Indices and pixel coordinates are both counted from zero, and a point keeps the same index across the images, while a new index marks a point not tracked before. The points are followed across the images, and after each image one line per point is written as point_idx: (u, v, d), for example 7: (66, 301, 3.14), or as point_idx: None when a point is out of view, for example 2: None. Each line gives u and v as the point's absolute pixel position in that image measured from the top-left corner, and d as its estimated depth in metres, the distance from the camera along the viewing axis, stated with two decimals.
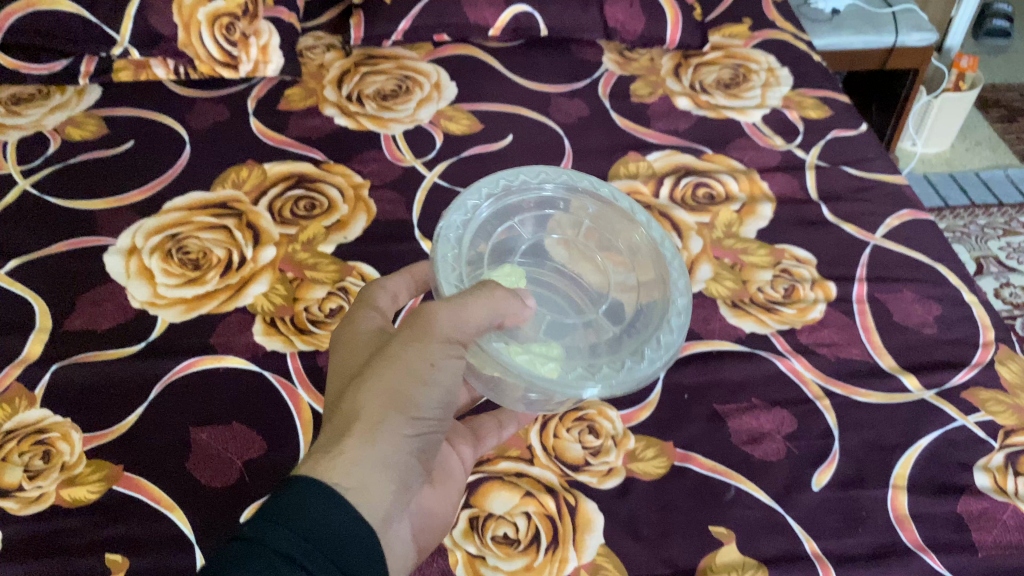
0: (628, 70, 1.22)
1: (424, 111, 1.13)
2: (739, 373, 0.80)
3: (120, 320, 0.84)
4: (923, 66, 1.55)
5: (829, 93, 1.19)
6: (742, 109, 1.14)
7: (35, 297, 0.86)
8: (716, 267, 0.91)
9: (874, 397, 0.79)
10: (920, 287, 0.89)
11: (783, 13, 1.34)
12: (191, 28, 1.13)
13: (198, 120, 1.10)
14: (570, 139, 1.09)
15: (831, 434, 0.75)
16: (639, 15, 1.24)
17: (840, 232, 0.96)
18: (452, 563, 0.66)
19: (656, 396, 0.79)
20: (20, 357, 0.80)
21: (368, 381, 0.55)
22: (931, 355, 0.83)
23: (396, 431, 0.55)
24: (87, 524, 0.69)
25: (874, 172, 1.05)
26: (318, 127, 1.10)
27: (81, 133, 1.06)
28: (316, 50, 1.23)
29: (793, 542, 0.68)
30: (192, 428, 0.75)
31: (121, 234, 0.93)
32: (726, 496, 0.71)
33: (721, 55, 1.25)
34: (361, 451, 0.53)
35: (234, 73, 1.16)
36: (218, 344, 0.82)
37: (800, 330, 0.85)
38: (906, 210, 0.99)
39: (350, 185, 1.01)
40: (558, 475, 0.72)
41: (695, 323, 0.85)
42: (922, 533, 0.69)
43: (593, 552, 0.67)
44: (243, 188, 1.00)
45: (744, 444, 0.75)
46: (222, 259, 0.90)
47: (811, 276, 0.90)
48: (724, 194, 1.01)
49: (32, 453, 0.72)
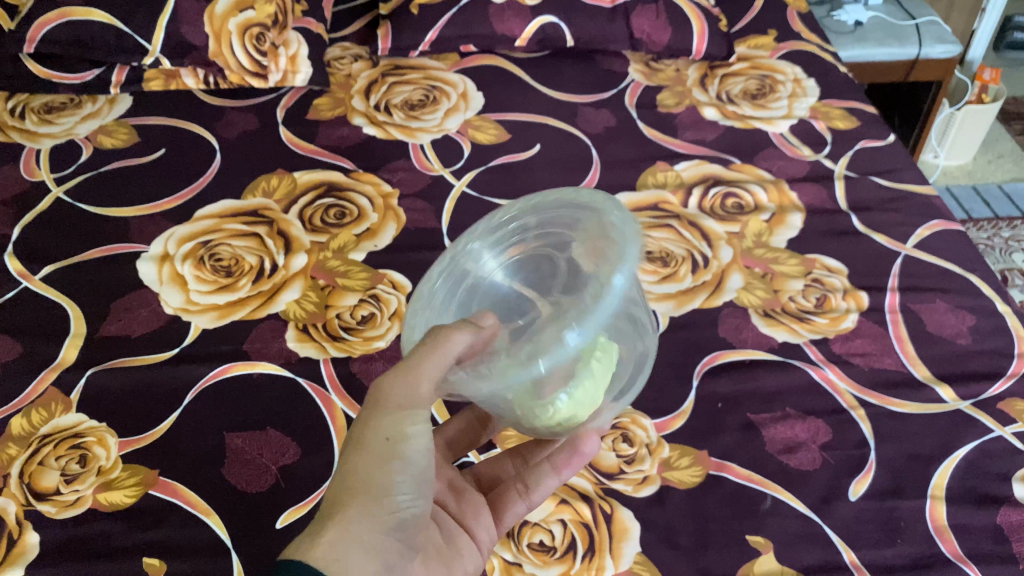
0: (653, 81, 1.22)
1: (451, 121, 1.13)
2: (773, 383, 0.80)
3: (154, 326, 0.85)
4: (946, 78, 1.55)
5: (856, 104, 1.18)
6: (769, 119, 1.14)
7: (70, 302, 0.87)
8: (747, 277, 0.91)
9: (908, 407, 0.78)
10: (953, 297, 0.89)
11: (809, 24, 1.34)
12: (222, 38, 1.14)
13: (228, 129, 1.10)
14: (597, 149, 1.09)
15: (867, 444, 0.75)
16: (664, 26, 1.25)
17: (871, 242, 0.96)
18: (489, 570, 0.67)
19: (690, 404, 0.79)
20: (55, 362, 0.81)
21: (342, 476, 0.53)
22: (966, 366, 0.82)
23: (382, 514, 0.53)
24: (124, 528, 0.69)
25: (903, 182, 1.05)
26: (347, 137, 1.10)
27: (113, 142, 1.08)
28: (344, 61, 1.24)
29: (831, 552, 0.67)
30: (227, 434, 0.75)
31: (154, 241, 0.94)
32: (763, 506, 0.70)
33: (747, 66, 1.25)
34: (340, 542, 0.50)
35: (263, 83, 1.16)
36: (252, 350, 0.83)
37: (833, 339, 0.84)
38: (937, 221, 0.99)
39: (380, 194, 1.01)
40: (593, 483, 0.72)
41: (727, 332, 0.85)
42: (962, 544, 0.68)
43: (630, 560, 0.67)
44: (274, 196, 1.00)
45: (779, 453, 0.74)
46: (254, 267, 0.91)
47: (842, 286, 0.90)
48: (753, 204, 1.00)
49: (68, 457, 0.73)
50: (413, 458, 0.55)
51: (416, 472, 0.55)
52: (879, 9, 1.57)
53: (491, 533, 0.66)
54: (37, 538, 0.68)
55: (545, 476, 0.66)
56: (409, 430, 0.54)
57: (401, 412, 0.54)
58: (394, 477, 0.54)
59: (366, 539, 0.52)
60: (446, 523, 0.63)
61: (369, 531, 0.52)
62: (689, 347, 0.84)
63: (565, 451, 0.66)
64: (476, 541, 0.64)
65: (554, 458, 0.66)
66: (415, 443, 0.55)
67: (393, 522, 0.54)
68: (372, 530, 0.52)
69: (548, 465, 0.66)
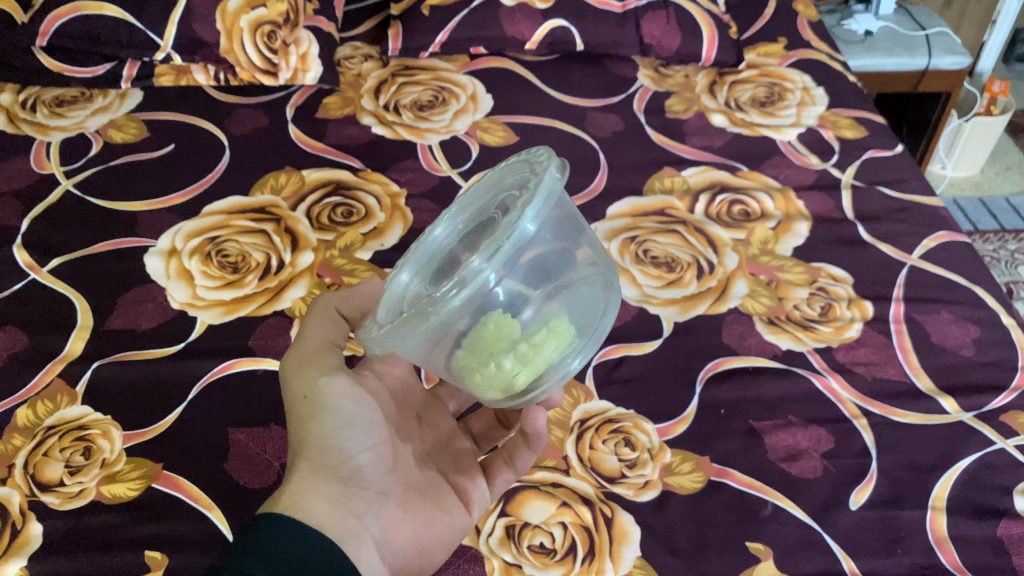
0: (663, 86, 1.23)
1: (460, 122, 1.14)
2: (776, 390, 0.80)
3: (160, 321, 0.85)
4: (955, 90, 1.55)
5: (865, 113, 1.18)
6: (777, 127, 1.15)
7: (77, 295, 0.87)
8: (752, 284, 0.91)
9: (911, 417, 0.78)
10: (958, 309, 0.89)
11: (818, 33, 1.35)
12: (233, 35, 1.15)
13: (238, 126, 1.11)
14: (605, 153, 1.10)
15: (869, 453, 0.75)
16: (675, 32, 1.25)
17: (877, 252, 0.96)
18: (489, 571, 0.67)
19: (692, 411, 0.79)
20: (61, 354, 0.82)
21: (296, 441, 0.61)
22: (970, 378, 0.82)
23: (335, 458, 0.60)
24: (127, 520, 0.69)
25: (910, 193, 1.05)
26: (356, 136, 1.11)
27: (123, 136, 1.08)
28: (354, 60, 1.25)
29: (830, 560, 0.68)
30: (231, 430, 0.76)
31: (162, 236, 0.94)
32: (764, 512, 0.70)
33: (756, 73, 1.25)
34: (297, 494, 0.59)
35: (274, 80, 1.17)
36: (257, 346, 0.83)
37: (837, 349, 0.84)
38: (943, 232, 0.99)
39: (388, 193, 1.02)
40: (594, 486, 0.72)
41: (732, 338, 0.85)
42: (962, 556, 0.68)
43: (630, 565, 0.67)
44: (281, 193, 1.01)
45: (781, 460, 0.74)
46: (261, 263, 0.91)
47: (847, 295, 0.90)
48: (760, 211, 1.01)
49: (73, 449, 0.73)
50: (339, 405, 0.60)
51: (351, 415, 0.60)
52: (889, 18, 1.57)
53: (486, 497, 0.68)
54: (40, 528, 0.68)
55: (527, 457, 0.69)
56: (322, 382, 0.59)
57: (306, 371, 0.60)
58: (327, 427, 0.59)
59: (324, 491, 0.60)
60: (439, 484, 0.67)
61: (325, 478, 0.60)
62: (693, 352, 0.84)
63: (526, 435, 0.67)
64: (467, 505, 0.67)
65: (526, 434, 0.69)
66: (331, 391, 0.59)
67: (348, 465, 0.60)
68: (326, 480, 0.60)
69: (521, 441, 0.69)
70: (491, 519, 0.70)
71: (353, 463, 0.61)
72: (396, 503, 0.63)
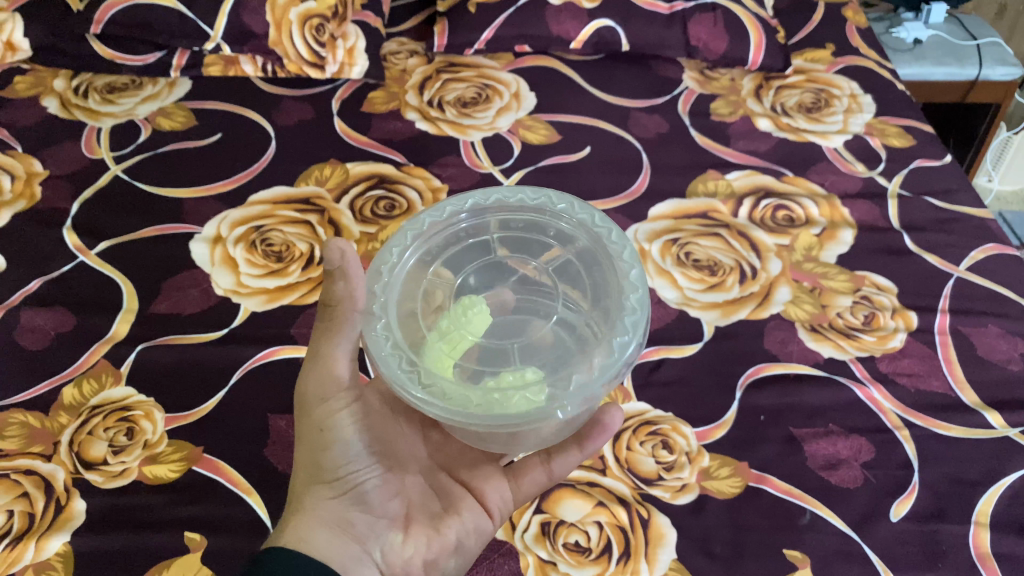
0: (708, 89, 1.22)
1: (503, 119, 1.14)
2: (818, 398, 0.79)
3: (204, 307, 0.86)
4: (1005, 100, 1.52)
5: (913, 122, 1.17)
6: (824, 133, 1.13)
7: (124, 278, 0.89)
8: (795, 290, 0.90)
9: (955, 431, 0.77)
10: (1006, 323, 0.87)
11: (867, 39, 1.33)
12: (282, 27, 1.16)
13: (284, 117, 1.12)
14: (648, 154, 1.09)
15: (911, 466, 0.74)
16: (722, 35, 1.24)
17: (923, 262, 0.94)
18: (523, 567, 0.67)
19: (731, 416, 0.78)
20: (107, 336, 0.83)
21: (303, 471, 0.62)
22: (1017, 393, 0.80)
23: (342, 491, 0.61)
24: (169, 501, 0.70)
25: (958, 204, 1.03)
26: (399, 130, 1.11)
27: (171, 124, 1.10)
28: (400, 55, 1.25)
29: (867, 571, 0.67)
30: (272, 416, 0.76)
31: (207, 223, 0.95)
32: (802, 521, 0.70)
33: (803, 78, 1.24)
34: (303, 525, 0.59)
35: (321, 74, 1.18)
36: (297, 335, 0.84)
37: (880, 358, 0.83)
38: (991, 244, 0.97)
39: (430, 188, 1.02)
40: (630, 487, 0.72)
41: (774, 344, 0.85)
42: (1005, 572, 0.67)
43: (665, 566, 0.67)
44: (325, 185, 1.01)
45: (820, 469, 0.74)
46: (304, 253, 0.92)
47: (892, 304, 0.89)
48: (805, 217, 1.00)
49: (116, 428, 0.74)
50: (351, 440, 0.62)
51: (356, 448, 0.62)
52: (939, 27, 1.55)
53: (506, 498, 0.68)
54: (84, 505, 0.69)
55: (569, 459, 0.67)
56: (337, 417, 0.62)
57: (324, 403, 0.62)
58: (338, 457, 0.61)
59: (327, 520, 0.60)
60: (448, 493, 0.67)
61: (332, 508, 0.61)
62: (733, 357, 0.83)
63: (591, 423, 0.66)
64: (486, 508, 0.67)
65: (578, 430, 0.67)
66: (345, 425, 0.62)
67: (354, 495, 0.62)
68: (331, 510, 0.61)
69: (573, 437, 0.67)
70: (527, 515, 0.70)
71: (361, 490, 0.62)
72: (399, 528, 0.63)
